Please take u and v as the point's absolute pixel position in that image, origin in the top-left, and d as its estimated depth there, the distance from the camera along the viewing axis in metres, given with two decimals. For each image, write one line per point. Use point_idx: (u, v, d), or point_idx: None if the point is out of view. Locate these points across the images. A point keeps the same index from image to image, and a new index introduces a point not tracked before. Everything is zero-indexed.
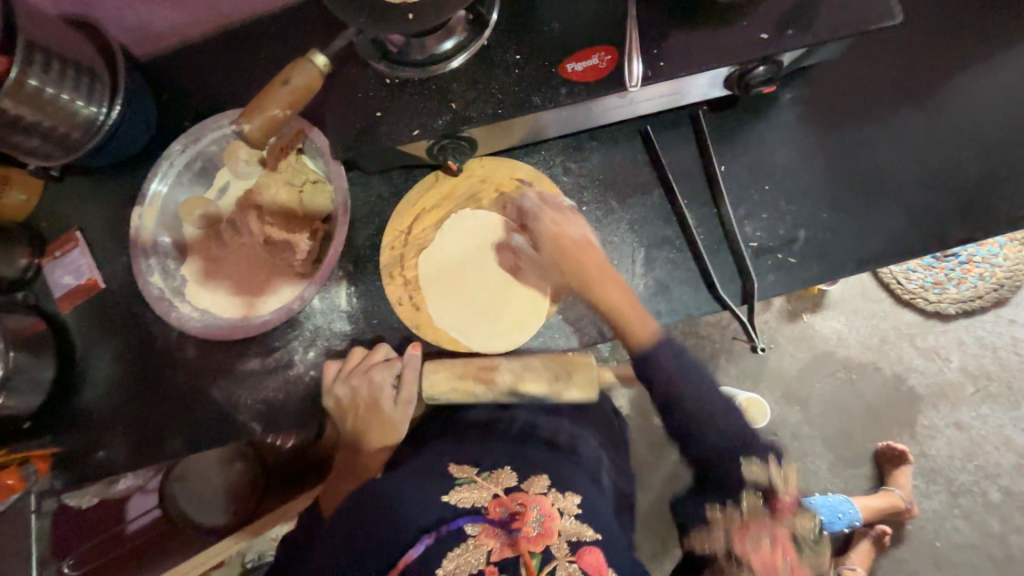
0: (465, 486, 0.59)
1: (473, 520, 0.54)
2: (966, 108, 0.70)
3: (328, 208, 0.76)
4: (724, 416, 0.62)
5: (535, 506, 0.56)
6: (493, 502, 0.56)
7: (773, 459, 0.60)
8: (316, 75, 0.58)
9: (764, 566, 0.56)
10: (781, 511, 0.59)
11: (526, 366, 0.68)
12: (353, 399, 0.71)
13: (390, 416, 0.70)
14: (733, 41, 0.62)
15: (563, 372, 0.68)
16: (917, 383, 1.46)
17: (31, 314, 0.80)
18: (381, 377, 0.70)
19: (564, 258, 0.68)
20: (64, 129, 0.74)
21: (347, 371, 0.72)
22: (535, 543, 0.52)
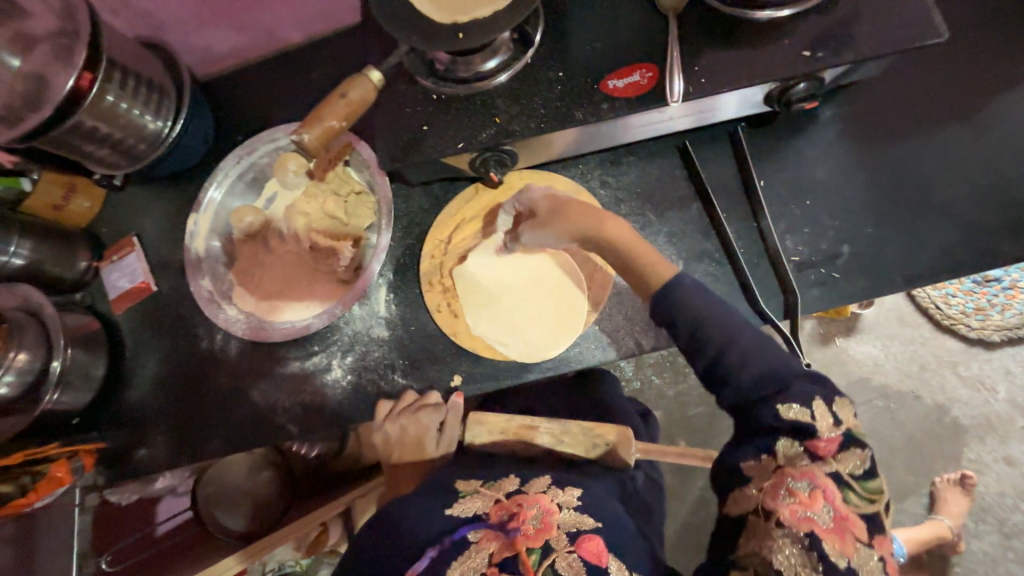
0: (469, 497, 0.66)
1: (475, 527, 0.61)
2: (1014, 126, 0.69)
3: (371, 217, 0.79)
4: (759, 348, 0.58)
5: (533, 504, 0.62)
6: (494, 509, 0.63)
7: (813, 400, 0.54)
8: (370, 89, 0.62)
9: (799, 518, 0.50)
10: (823, 452, 0.52)
11: (566, 433, 0.76)
12: (401, 437, 0.76)
13: (432, 452, 0.79)
14: (774, 58, 0.63)
15: (599, 445, 0.75)
16: (961, 414, 1.39)
17: (86, 314, 0.85)
18: (428, 421, 0.74)
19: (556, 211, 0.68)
20: (132, 141, 0.80)
21: (395, 410, 0.74)
22: (533, 538, 0.57)
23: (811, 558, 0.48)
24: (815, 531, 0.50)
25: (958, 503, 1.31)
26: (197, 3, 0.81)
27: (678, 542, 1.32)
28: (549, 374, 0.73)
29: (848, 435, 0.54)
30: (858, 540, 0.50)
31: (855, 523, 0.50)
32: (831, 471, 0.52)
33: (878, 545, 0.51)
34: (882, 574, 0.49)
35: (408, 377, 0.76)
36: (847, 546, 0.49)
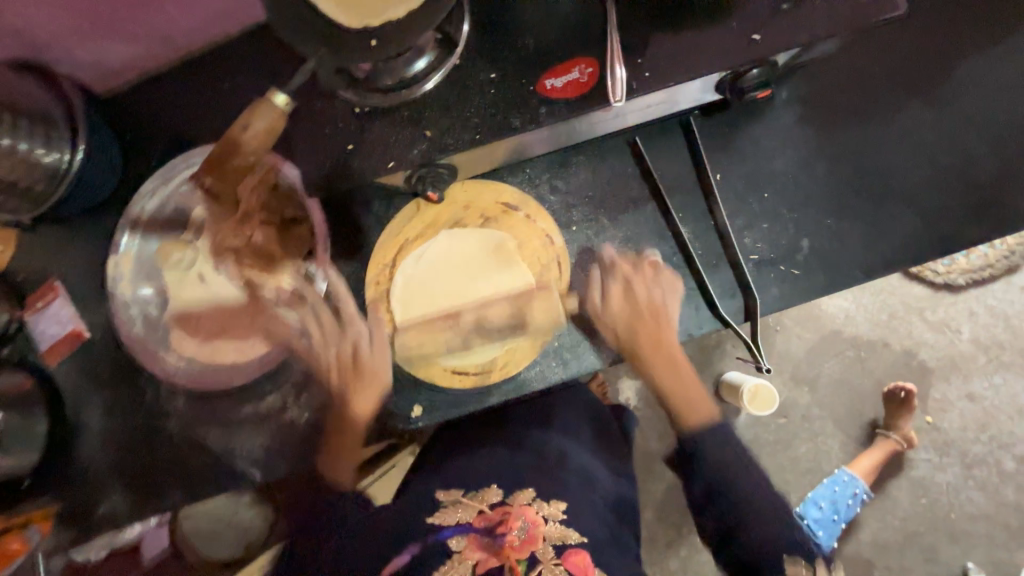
0: (451, 507, 0.71)
1: (458, 534, 0.67)
2: (973, 89, 0.65)
3: (306, 247, 0.72)
4: (760, 521, 0.66)
5: (519, 514, 0.68)
6: (478, 517, 0.69)
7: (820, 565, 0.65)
8: (277, 115, 0.55)
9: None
10: (818, 568, 0.64)
11: (471, 204, 0.71)
12: (337, 363, 0.73)
13: (371, 363, 0.72)
14: (722, 42, 0.57)
15: (511, 209, 0.71)
16: (928, 357, 1.44)
17: (16, 372, 0.79)
18: (356, 334, 0.72)
19: (632, 327, 0.67)
20: (27, 180, 0.72)
21: (337, 333, 0.73)
22: (519, 548, 0.63)
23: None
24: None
25: (902, 419, 1.38)
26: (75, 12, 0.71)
27: (664, 505, 1.38)
28: (510, 397, 0.70)
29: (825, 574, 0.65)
30: None
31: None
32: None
33: None
34: None
35: (367, 413, 0.73)
36: None
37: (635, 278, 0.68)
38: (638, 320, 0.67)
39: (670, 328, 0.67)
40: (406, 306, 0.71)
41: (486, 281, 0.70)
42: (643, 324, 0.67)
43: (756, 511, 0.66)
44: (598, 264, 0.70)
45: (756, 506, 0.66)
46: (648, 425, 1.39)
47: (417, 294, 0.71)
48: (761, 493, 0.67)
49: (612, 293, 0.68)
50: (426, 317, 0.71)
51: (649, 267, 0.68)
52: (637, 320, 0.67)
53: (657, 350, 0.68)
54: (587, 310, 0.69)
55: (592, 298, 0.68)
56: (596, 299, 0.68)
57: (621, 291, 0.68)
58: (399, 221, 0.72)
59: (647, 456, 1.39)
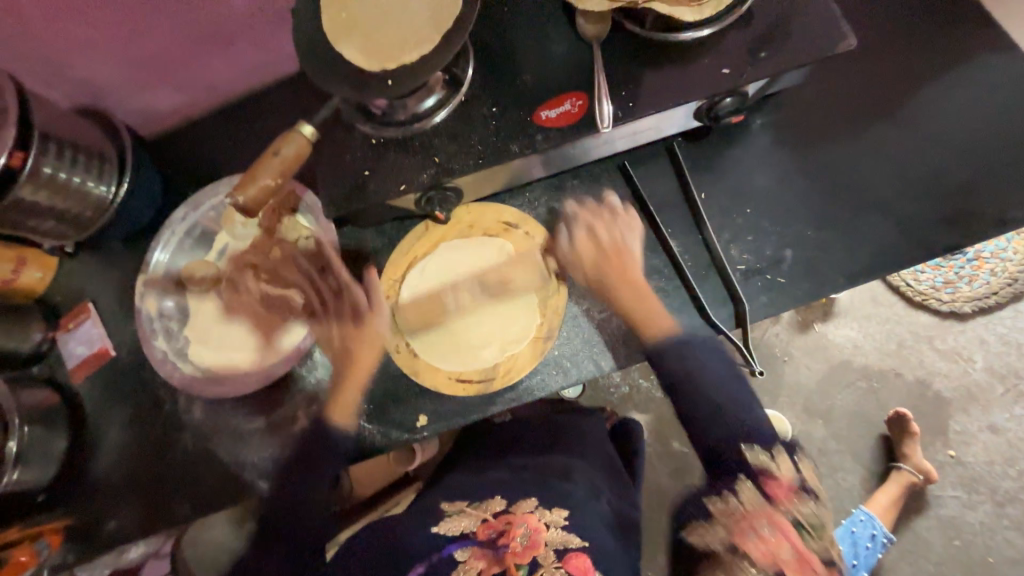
0: (455, 517, 0.73)
1: (463, 546, 0.68)
2: (935, 116, 0.71)
3: (319, 262, 0.78)
4: (719, 413, 0.68)
5: (522, 524, 0.70)
6: (482, 526, 0.71)
7: (777, 450, 0.65)
8: (304, 143, 0.62)
9: (766, 556, 0.59)
10: (779, 495, 0.63)
11: (472, 224, 0.77)
12: (339, 325, 0.76)
13: (376, 322, 0.75)
14: (697, 77, 0.65)
15: (509, 226, 0.77)
16: (943, 386, 1.42)
17: (45, 388, 0.83)
18: (359, 293, 0.76)
19: (598, 264, 0.72)
20: (76, 210, 0.80)
21: (332, 294, 0.78)
22: (521, 555, 0.65)
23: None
24: (780, 566, 0.59)
25: (913, 448, 1.35)
26: (133, 67, 0.82)
27: None
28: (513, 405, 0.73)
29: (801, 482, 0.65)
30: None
31: (814, 560, 0.60)
32: (790, 517, 0.61)
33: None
34: None
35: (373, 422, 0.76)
36: None
37: (595, 223, 0.74)
38: (602, 255, 0.72)
39: (634, 263, 0.72)
40: (412, 318, 0.76)
41: (486, 292, 0.75)
42: (608, 262, 0.72)
43: (714, 395, 0.69)
44: (577, 226, 0.74)
45: (712, 388, 0.69)
46: (659, 459, 1.37)
47: (423, 307, 0.76)
48: (730, 400, 0.68)
49: (577, 238, 0.74)
50: (431, 328, 0.75)
51: (616, 209, 0.74)
52: (601, 262, 0.72)
53: (620, 277, 0.71)
54: (557, 252, 0.74)
55: (562, 245, 0.74)
56: (564, 245, 0.74)
57: (586, 239, 0.74)
58: (405, 240, 0.78)
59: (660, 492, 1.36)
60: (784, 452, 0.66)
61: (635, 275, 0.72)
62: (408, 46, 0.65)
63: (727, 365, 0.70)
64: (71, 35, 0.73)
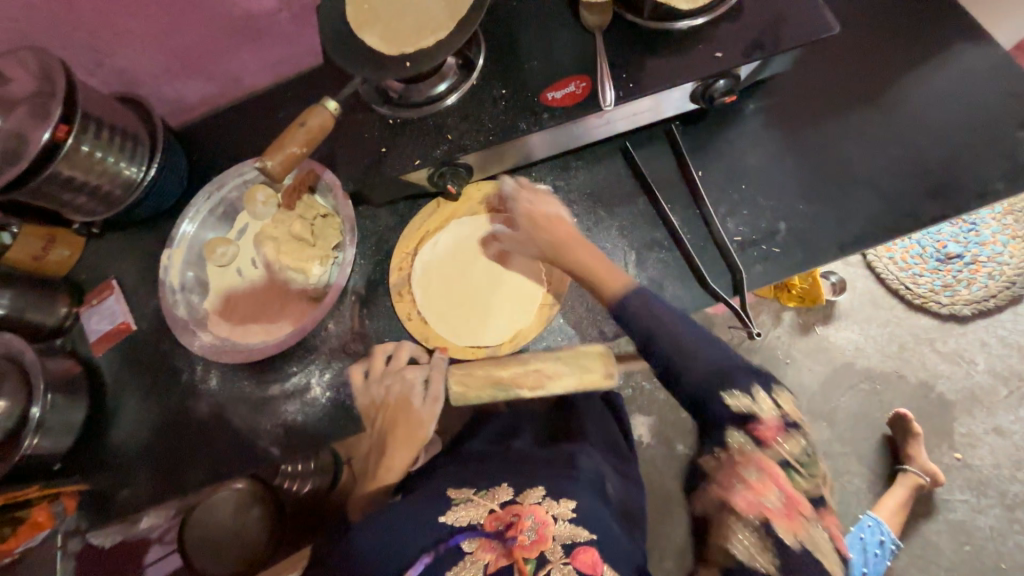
0: (462, 507, 0.68)
1: (470, 537, 0.64)
2: (919, 104, 0.76)
3: (338, 237, 0.83)
4: (685, 357, 0.63)
5: (530, 514, 0.65)
6: (489, 517, 0.66)
7: (754, 390, 0.59)
8: (328, 116, 0.67)
9: (751, 504, 0.55)
10: (767, 437, 0.57)
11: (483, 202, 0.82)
12: (386, 398, 0.76)
13: (419, 412, 0.76)
14: (692, 61, 0.70)
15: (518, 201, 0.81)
16: (946, 389, 1.43)
17: (69, 359, 0.87)
18: (412, 375, 0.75)
19: (540, 234, 0.74)
20: (107, 187, 0.84)
21: (383, 370, 0.77)
22: (529, 549, 0.61)
23: (763, 539, 0.53)
24: (765, 514, 0.54)
25: (919, 450, 1.33)
26: (167, 57, 0.88)
27: (686, 542, 1.32)
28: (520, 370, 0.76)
29: (789, 423, 0.59)
30: (806, 518, 0.54)
31: (800, 500, 0.55)
32: (774, 456, 0.57)
33: (824, 520, 0.56)
34: (835, 550, 0.54)
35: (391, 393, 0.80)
36: (796, 526, 0.53)
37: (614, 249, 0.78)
38: (540, 224, 0.74)
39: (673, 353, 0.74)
40: (422, 289, 0.79)
41: (494, 264, 0.79)
42: (547, 228, 0.74)
43: (683, 342, 0.63)
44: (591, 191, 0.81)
45: (681, 343, 0.63)
46: (664, 461, 1.37)
47: (433, 277, 0.80)
48: (701, 352, 0.62)
49: (606, 229, 0.79)
50: (442, 299, 0.79)
51: (539, 189, 0.78)
52: (540, 232, 0.74)
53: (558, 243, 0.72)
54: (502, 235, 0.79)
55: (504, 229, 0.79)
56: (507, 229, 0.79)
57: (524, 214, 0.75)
58: (420, 214, 0.82)
59: (665, 496, 1.35)
60: (764, 392, 0.60)
61: (561, 218, 0.74)
62: (425, 33, 0.71)
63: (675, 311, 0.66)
64: (115, 24, 0.79)
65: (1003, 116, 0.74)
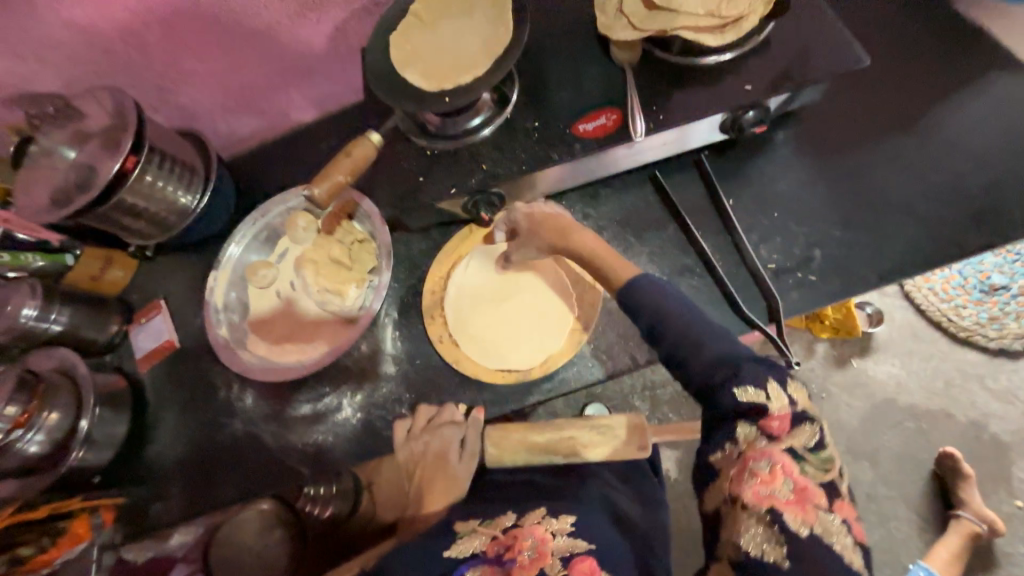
0: (465, 538, 0.65)
1: (473, 565, 0.62)
2: (956, 132, 0.75)
3: (374, 261, 0.86)
4: (692, 343, 0.59)
5: (529, 535, 0.64)
6: (491, 543, 0.64)
7: (765, 380, 0.54)
8: (371, 147, 0.71)
9: (762, 497, 0.51)
10: (775, 429, 0.53)
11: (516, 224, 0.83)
12: (423, 454, 0.74)
13: (455, 469, 0.75)
14: (722, 93, 0.71)
15: None
16: (1000, 430, 1.34)
17: (115, 374, 0.91)
18: (450, 434, 0.73)
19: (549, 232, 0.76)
20: (163, 213, 0.90)
21: (422, 424, 0.75)
22: (529, 568, 0.59)
23: (774, 531, 0.49)
24: (776, 506, 0.50)
25: (972, 495, 1.23)
26: (224, 95, 0.96)
27: None
28: (550, 396, 0.76)
29: (801, 413, 0.55)
30: (818, 507, 0.51)
31: (814, 492, 0.52)
32: (786, 448, 0.53)
33: (836, 507, 0.52)
34: (848, 536, 0.50)
35: None
36: (808, 515, 0.50)
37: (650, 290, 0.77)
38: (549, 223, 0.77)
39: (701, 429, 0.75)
40: (453, 309, 0.81)
41: (527, 292, 0.80)
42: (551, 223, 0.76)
43: (689, 327, 0.60)
44: (622, 218, 0.82)
45: (688, 328, 0.60)
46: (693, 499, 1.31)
47: (466, 301, 0.81)
48: (708, 339, 0.59)
49: (635, 254, 0.80)
50: (471, 322, 0.80)
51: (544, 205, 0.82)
52: (547, 229, 0.76)
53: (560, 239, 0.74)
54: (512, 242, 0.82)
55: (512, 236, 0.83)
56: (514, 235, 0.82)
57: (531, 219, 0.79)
58: (453, 239, 0.85)
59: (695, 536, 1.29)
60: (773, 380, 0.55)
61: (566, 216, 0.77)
62: (463, 71, 0.75)
63: (681, 299, 0.63)
64: (182, 66, 0.87)
65: None
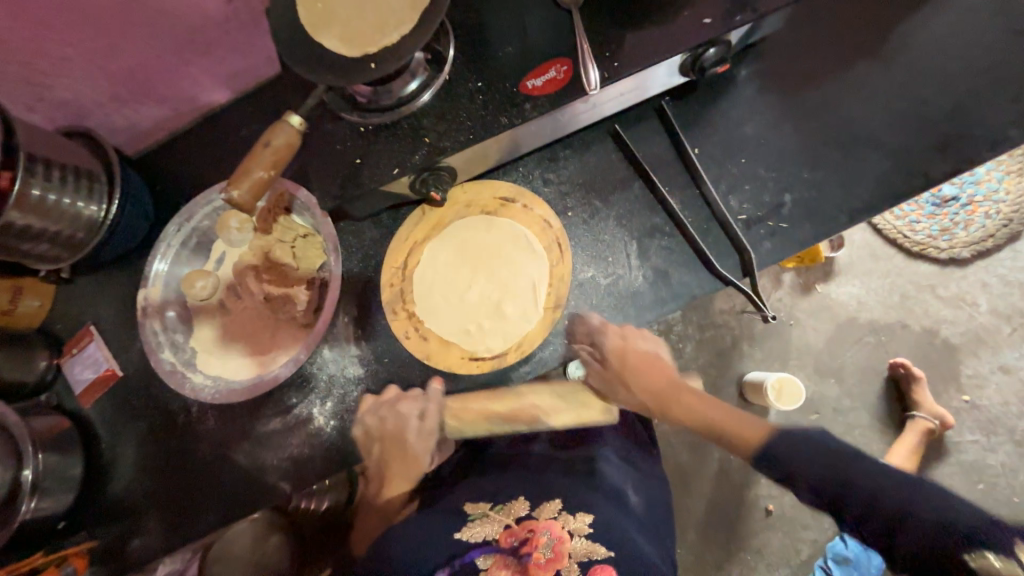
0: (478, 522, 0.71)
1: (484, 552, 0.66)
2: (917, 49, 0.71)
3: (322, 258, 0.79)
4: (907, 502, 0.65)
5: (544, 530, 0.67)
6: (504, 533, 0.68)
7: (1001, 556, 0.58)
8: (293, 133, 0.61)
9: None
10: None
11: (474, 202, 0.78)
12: (380, 430, 0.75)
13: (413, 443, 0.79)
14: (679, 30, 0.64)
15: (510, 197, 0.77)
16: (951, 333, 1.42)
17: (56, 414, 0.83)
18: (406, 410, 0.74)
19: (637, 373, 0.77)
20: (69, 231, 0.79)
21: (376, 402, 0.75)
22: (545, 568, 0.62)
23: None
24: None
25: (925, 395, 1.34)
26: (112, 82, 0.81)
27: (708, 515, 1.33)
28: (528, 379, 0.74)
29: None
30: None
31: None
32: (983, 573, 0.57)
33: None
34: None
35: None
36: None
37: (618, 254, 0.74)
38: (644, 364, 0.78)
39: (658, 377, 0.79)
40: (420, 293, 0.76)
41: (487, 263, 0.76)
42: (506, 211, 0.77)
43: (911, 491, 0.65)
44: (587, 178, 0.76)
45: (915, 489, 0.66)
46: (677, 438, 1.36)
47: (432, 277, 0.76)
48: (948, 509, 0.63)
49: (601, 219, 0.75)
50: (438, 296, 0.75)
51: (500, 191, 0.77)
52: (644, 374, 0.78)
53: (637, 364, 0.77)
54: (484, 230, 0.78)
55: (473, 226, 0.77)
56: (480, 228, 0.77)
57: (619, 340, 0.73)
58: (403, 223, 0.78)
59: (682, 469, 1.36)
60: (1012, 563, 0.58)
61: (660, 357, 0.80)
62: (386, 28, 0.64)
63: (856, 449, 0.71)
64: (48, 52, 0.72)
65: (1004, 55, 0.70)
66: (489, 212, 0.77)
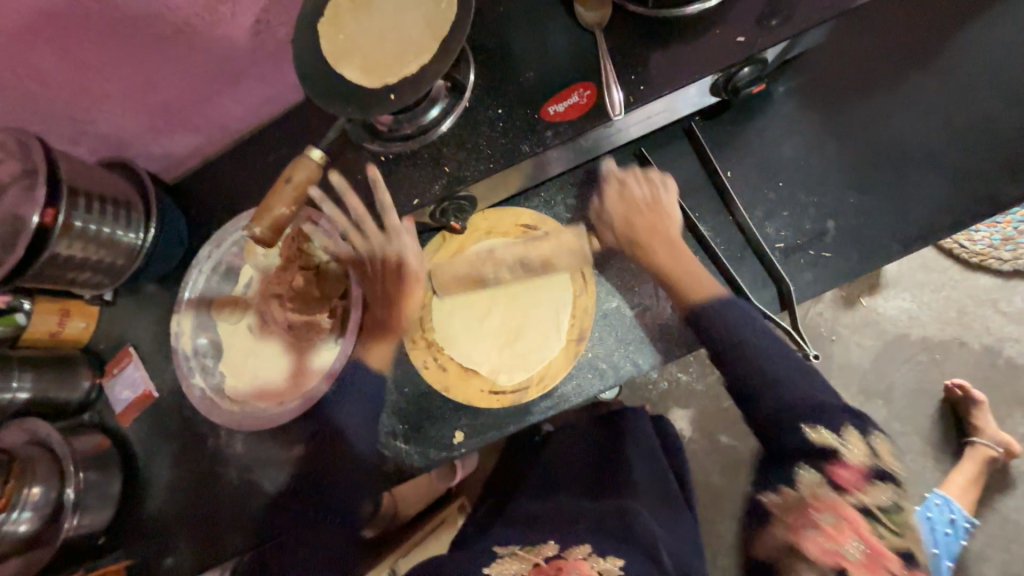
0: (508, 559, 0.70)
1: None
2: (981, 56, 0.65)
3: (343, 285, 0.80)
4: (808, 383, 0.63)
5: (573, 572, 0.65)
6: (533, 571, 0.67)
7: (845, 431, 0.59)
8: (315, 168, 0.62)
9: (825, 550, 0.55)
10: (849, 486, 0.57)
11: (493, 231, 0.76)
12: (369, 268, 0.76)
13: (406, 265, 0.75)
14: (711, 49, 0.60)
15: (529, 224, 0.75)
16: (1016, 352, 1.30)
17: (97, 433, 0.87)
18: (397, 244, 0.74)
19: (631, 221, 0.69)
20: (109, 259, 0.82)
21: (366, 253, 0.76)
22: None
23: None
24: (843, 563, 0.54)
25: (986, 419, 1.21)
26: (150, 115, 0.85)
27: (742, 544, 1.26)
28: (549, 414, 0.71)
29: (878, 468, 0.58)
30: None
31: (886, 555, 0.54)
32: (857, 502, 0.56)
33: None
34: None
35: (411, 443, 0.75)
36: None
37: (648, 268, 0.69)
38: (636, 213, 0.69)
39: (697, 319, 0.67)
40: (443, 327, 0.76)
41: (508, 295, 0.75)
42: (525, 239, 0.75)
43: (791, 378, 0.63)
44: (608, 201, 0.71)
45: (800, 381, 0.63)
46: (709, 459, 1.30)
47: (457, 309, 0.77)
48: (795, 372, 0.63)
49: (609, 197, 0.71)
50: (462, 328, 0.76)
51: (522, 219, 0.76)
52: (638, 222, 0.69)
53: (630, 211, 0.69)
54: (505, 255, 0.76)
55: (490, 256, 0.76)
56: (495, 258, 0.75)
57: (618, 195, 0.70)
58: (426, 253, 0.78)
59: (716, 492, 1.29)
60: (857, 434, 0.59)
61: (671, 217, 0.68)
62: (406, 59, 0.64)
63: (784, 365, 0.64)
64: (90, 90, 0.76)
65: None
66: (510, 241, 0.76)
